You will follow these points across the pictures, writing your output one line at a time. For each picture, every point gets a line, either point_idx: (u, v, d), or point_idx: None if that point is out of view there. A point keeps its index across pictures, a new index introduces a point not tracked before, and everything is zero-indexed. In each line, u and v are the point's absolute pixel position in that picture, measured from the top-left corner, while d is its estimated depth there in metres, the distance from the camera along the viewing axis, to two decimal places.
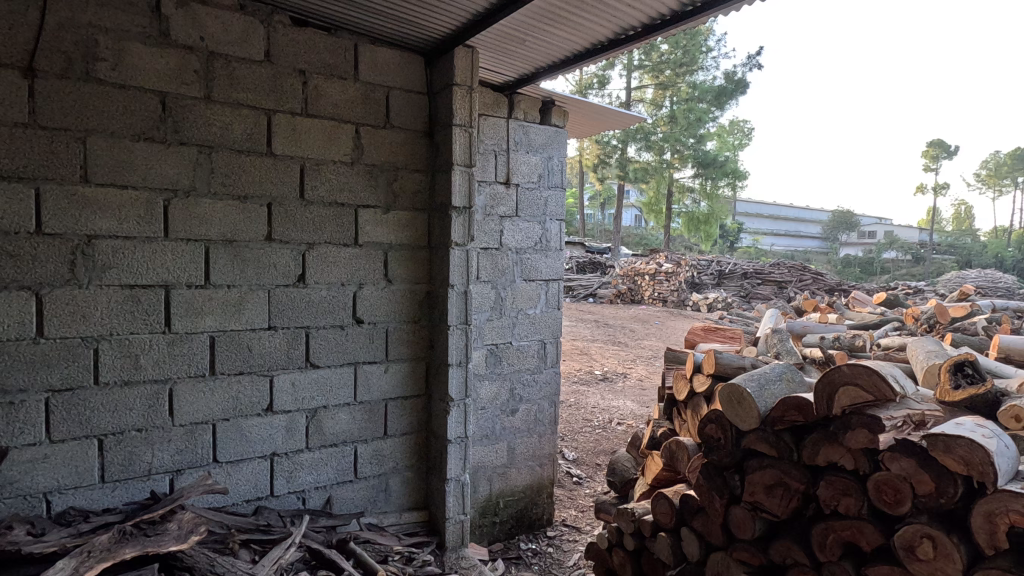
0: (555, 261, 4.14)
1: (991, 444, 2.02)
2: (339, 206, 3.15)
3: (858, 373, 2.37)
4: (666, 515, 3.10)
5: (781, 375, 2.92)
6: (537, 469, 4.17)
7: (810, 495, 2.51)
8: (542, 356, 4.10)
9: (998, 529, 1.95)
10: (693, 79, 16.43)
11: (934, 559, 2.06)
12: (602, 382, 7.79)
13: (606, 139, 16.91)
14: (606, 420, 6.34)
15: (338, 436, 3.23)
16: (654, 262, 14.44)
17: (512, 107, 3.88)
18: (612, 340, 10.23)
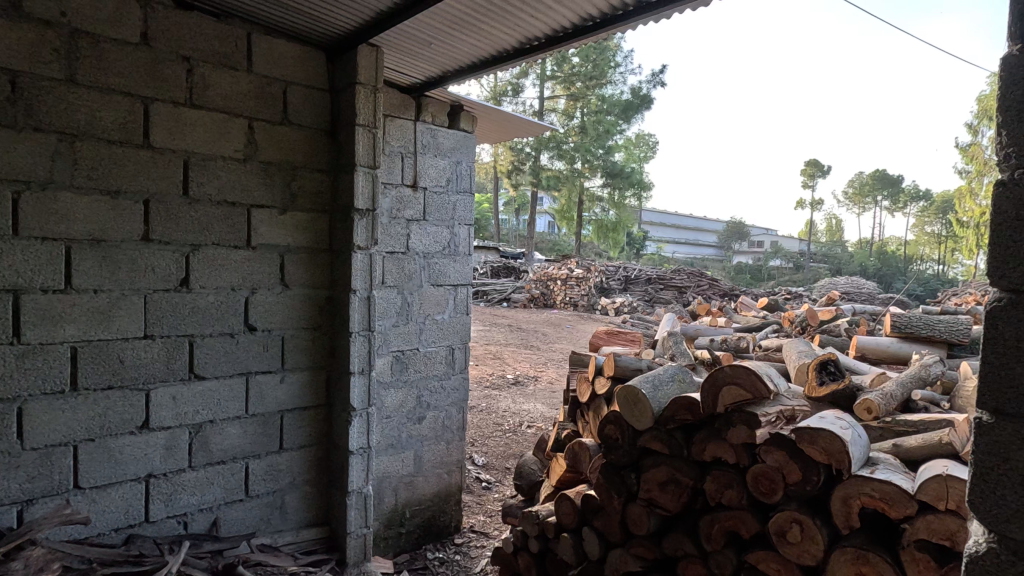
0: (463, 266, 4.12)
1: (847, 434, 2.25)
2: (230, 206, 2.93)
3: (739, 374, 2.57)
4: (569, 516, 3.18)
5: (673, 376, 3.09)
6: (445, 476, 4.11)
7: (698, 489, 2.67)
8: (450, 362, 4.07)
9: (852, 510, 2.18)
10: (602, 92, 17.14)
11: (800, 541, 2.26)
12: (513, 386, 7.87)
13: (520, 146, 17.20)
14: (517, 423, 6.40)
15: (225, 453, 2.99)
16: (565, 268, 14.83)
17: (419, 109, 3.82)
18: (524, 344, 10.37)
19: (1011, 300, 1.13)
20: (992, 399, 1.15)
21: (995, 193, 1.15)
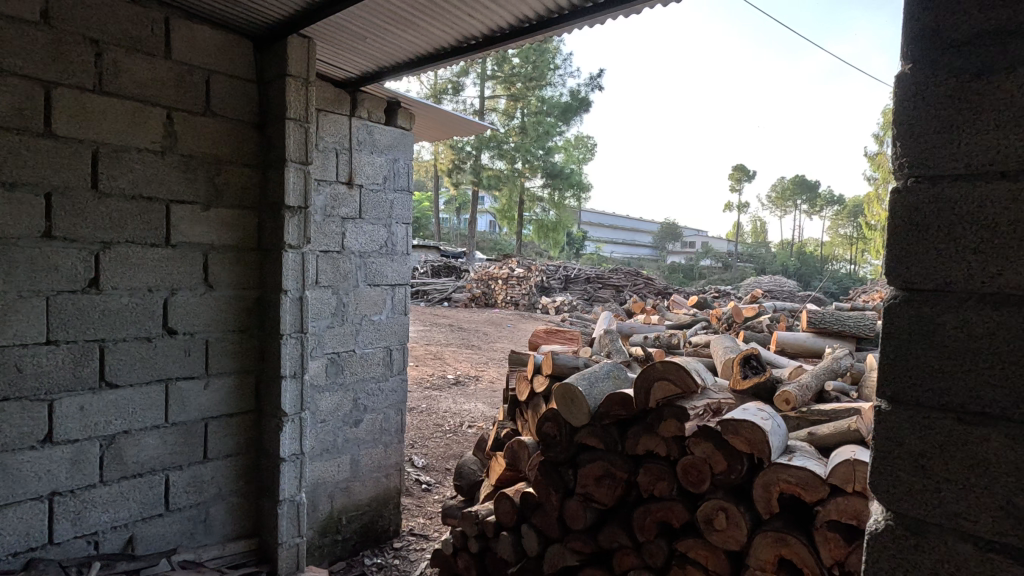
0: (401, 265, 4.05)
1: (767, 425, 2.39)
2: (146, 201, 2.74)
3: (669, 370, 2.67)
4: (507, 514, 3.19)
5: (609, 373, 3.17)
6: (383, 480, 4.03)
7: (632, 482, 2.76)
8: (388, 363, 3.99)
9: (772, 496, 2.31)
10: (541, 93, 17.33)
11: (726, 528, 2.37)
12: (453, 386, 7.82)
13: (461, 144, 17.12)
14: (457, 423, 6.36)
15: (141, 465, 2.79)
16: (506, 267, 14.89)
17: (354, 105, 3.72)
18: (465, 344, 10.34)
19: (905, 297, 1.23)
20: (889, 387, 1.25)
21: (892, 198, 1.25)
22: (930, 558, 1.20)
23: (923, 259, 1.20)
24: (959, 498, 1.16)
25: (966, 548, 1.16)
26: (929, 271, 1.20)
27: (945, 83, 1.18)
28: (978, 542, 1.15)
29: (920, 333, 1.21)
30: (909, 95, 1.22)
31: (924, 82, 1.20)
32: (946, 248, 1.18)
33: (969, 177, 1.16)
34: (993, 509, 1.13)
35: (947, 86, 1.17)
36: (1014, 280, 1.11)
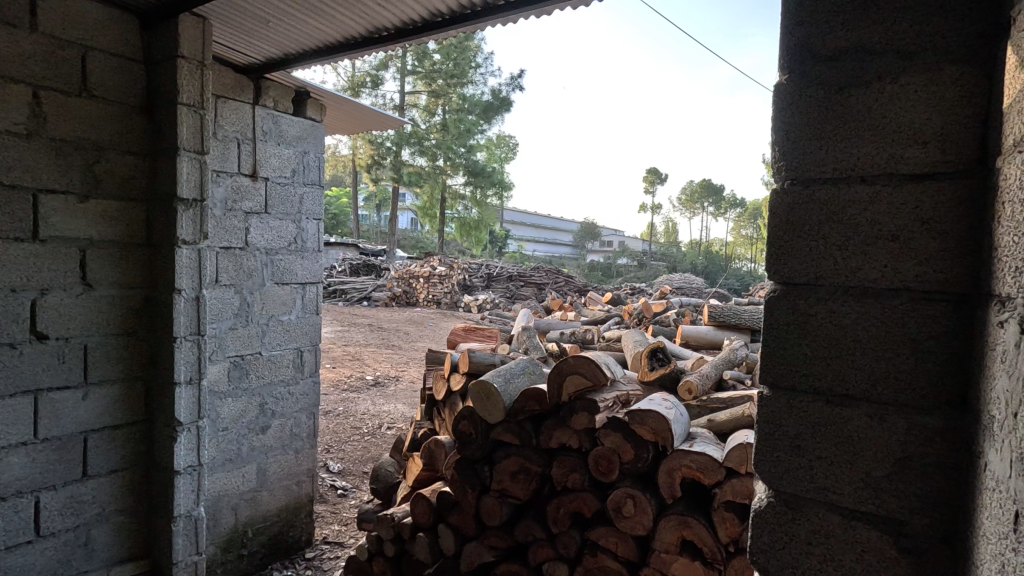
0: (312, 263, 3.87)
1: (670, 414, 2.51)
2: (8, 190, 2.44)
3: (581, 364, 2.75)
4: (424, 515, 3.15)
5: (524, 369, 3.20)
6: (294, 488, 3.84)
7: (546, 475, 2.81)
8: (298, 365, 3.80)
9: (675, 481, 2.44)
10: (463, 91, 17.26)
11: (633, 514, 2.47)
12: (373, 387, 7.61)
13: (380, 140, 16.70)
14: (376, 425, 6.19)
15: (5, 488, 2.48)
16: (428, 265, 14.68)
17: (258, 92, 3.50)
18: (385, 344, 10.09)
19: (783, 291, 1.33)
20: (769, 374, 1.35)
21: (773, 200, 1.35)
22: (805, 530, 1.30)
23: (798, 256, 1.31)
24: (829, 473, 1.27)
25: (834, 518, 1.27)
26: (803, 267, 1.30)
27: (815, 94, 1.28)
28: (843, 512, 1.27)
29: (795, 324, 1.31)
30: (786, 104, 1.32)
31: (797, 93, 1.30)
32: (817, 246, 1.29)
33: (836, 181, 1.27)
34: (855, 482, 1.25)
35: (817, 98, 1.28)
36: (872, 275, 1.23)
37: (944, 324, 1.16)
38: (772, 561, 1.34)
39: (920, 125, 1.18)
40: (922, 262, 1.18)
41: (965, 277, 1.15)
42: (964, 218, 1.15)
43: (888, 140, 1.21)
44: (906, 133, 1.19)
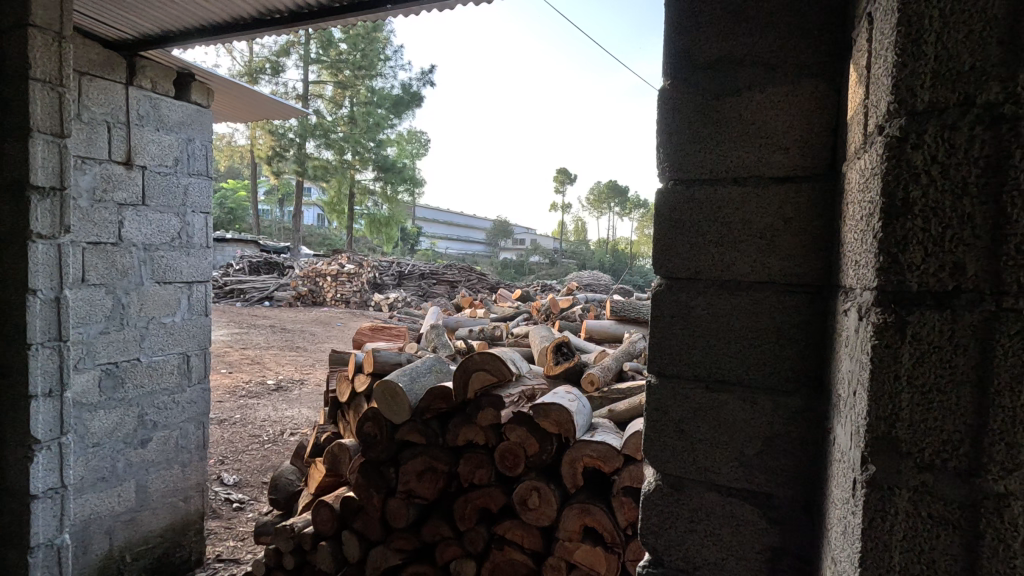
0: (199, 260, 3.56)
1: (573, 406, 2.59)
2: None
3: (486, 360, 2.76)
4: (326, 522, 3.03)
5: (431, 367, 3.16)
6: (180, 505, 3.53)
7: (452, 473, 2.80)
8: (185, 372, 3.49)
9: (577, 470, 2.51)
10: (371, 84, 16.78)
11: (538, 506, 2.52)
12: (275, 392, 7.18)
13: (281, 130, 15.81)
14: (277, 432, 5.85)
15: None
16: (336, 263, 14.11)
17: (132, 71, 3.15)
18: (289, 346, 9.57)
19: (667, 284, 1.41)
20: (656, 364, 1.42)
21: (659, 199, 1.42)
22: (689, 509, 1.39)
23: (681, 252, 1.39)
24: (709, 455, 1.37)
25: (714, 496, 1.37)
26: (685, 262, 1.38)
27: (694, 100, 1.37)
28: (722, 490, 1.36)
29: (679, 315, 1.40)
30: (669, 108, 1.39)
31: (678, 98, 1.38)
32: (696, 242, 1.37)
33: (712, 182, 1.36)
34: (731, 460, 1.35)
35: (696, 103, 1.36)
36: (744, 269, 1.33)
37: (804, 313, 1.29)
38: (660, 540, 1.42)
39: (783, 132, 1.29)
40: (784, 258, 1.30)
41: (819, 270, 1.27)
42: (818, 217, 1.27)
43: (757, 145, 1.32)
44: (772, 139, 1.30)
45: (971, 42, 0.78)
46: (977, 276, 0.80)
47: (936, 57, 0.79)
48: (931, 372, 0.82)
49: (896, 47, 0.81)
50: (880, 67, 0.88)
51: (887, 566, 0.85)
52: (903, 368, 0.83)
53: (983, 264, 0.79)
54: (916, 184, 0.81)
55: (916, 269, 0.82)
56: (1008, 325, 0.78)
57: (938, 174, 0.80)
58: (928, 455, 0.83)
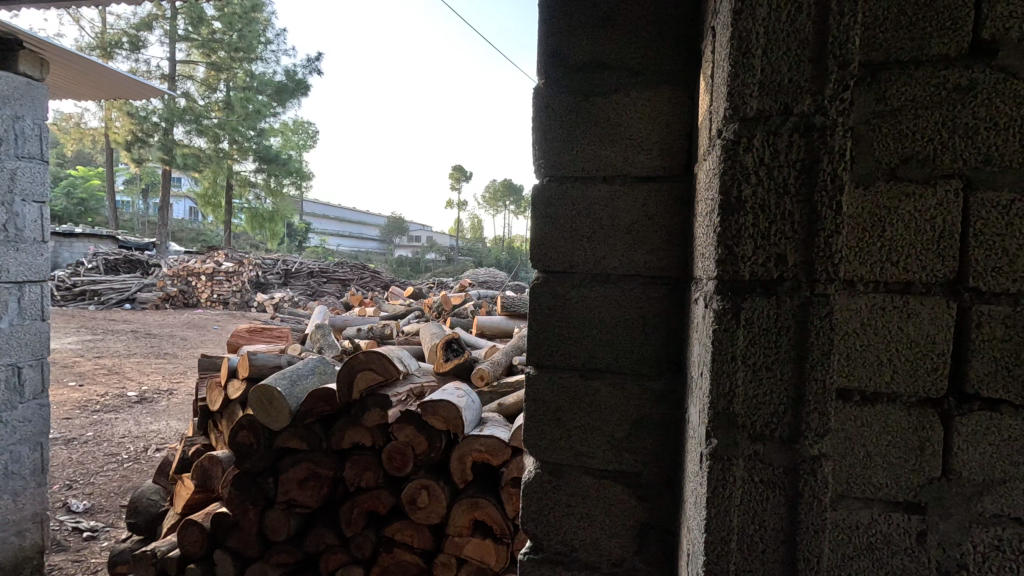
0: (33, 257, 3.08)
1: (462, 401, 2.58)
2: None
3: (372, 359, 2.68)
4: (195, 543, 2.77)
5: (313, 369, 3.01)
6: (12, 540, 3.05)
7: (337, 478, 2.68)
8: (16, 386, 3.02)
9: (466, 464, 2.50)
10: (250, 67, 15.53)
11: (427, 504, 2.49)
12: (137, 404, 6.43)
13: (143, 112, 14.16)
14: (140, 449, 5.24)
15: None
16: (211, 261, 12.93)
17: None
18: (155, 352, 8.61)
19: (543, 278, 1.45)
20: (535, 356, 1.46)
21: (534, 195, 1.46)
22: (565, 494, 1.45)
23: (555, 246, 1.44)
24: (584, 440, 1.43)
25: (588, 479, 1.44)
26: (559, 256, 1.43)
27: (566, 100, 1.42)
28: (596, 473, 1.43)
29: (554, 308, 1.44)
30: (544, 106, 1.43)
31: (552, 97, 1.42)
32: (570, 238, 1.43)
33: (583, 179, 1.42)
34: (604, 444, 1.42)
35: (568, 104, 1.42)
36: (612, 263, 1.41)
37: (665, 303, 1.39)
38: (540, 526, 1.46)
39: (646, 134, 1.38)
40: (648, 252, 1.39)
41: (678, 263, 1.38)
42: (676, 215, 1.37)
43: (622, 146, 1.40)
44: (636, 140, 1.39)
45: (789, 59, 0.88)
46: (795, 266, 0.90)
47: (762, 71, 0.89)
48: (760, 351, 0.92)
49: (730, 60, 0.90)
50: (719, 77, 0.96)
51: (727, 529, 0.95)
52: (738, 349, 0.93)
53: (799, 255, 0.90)
54: (747, 184, 0.91)
55: (747, 261, 0.92)
56: (819, 308, 0.89)
57: (764, 175, 0.90)
58: (759, 427, 0.93)
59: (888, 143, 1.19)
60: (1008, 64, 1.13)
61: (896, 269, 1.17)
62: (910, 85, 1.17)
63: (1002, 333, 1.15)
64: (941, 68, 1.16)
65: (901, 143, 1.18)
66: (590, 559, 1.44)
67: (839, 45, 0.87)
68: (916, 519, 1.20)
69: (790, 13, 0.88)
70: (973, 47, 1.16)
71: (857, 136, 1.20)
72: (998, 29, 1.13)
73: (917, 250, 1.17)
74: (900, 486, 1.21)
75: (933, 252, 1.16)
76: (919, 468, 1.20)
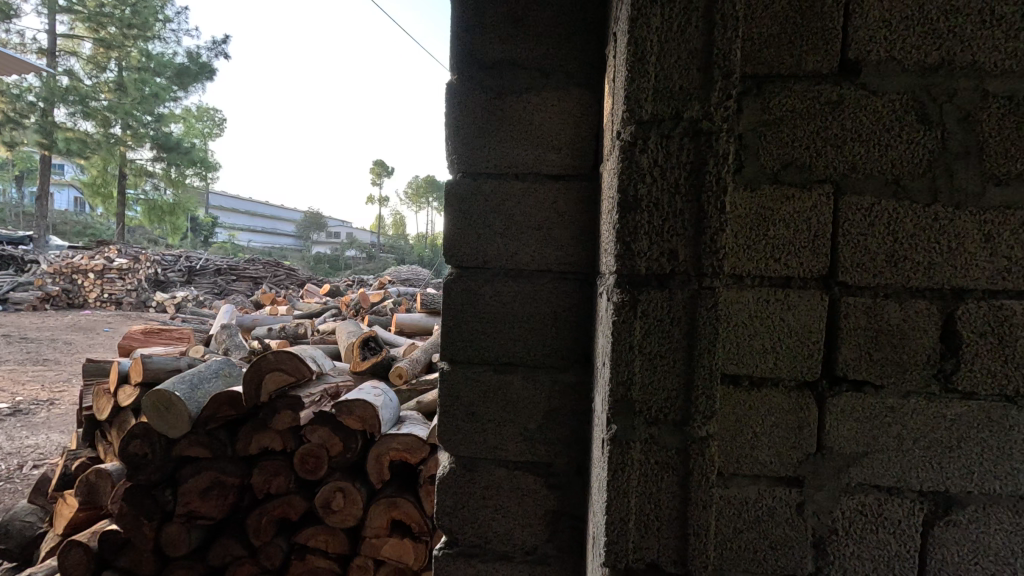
0: None
1: (379, 400, 2.51)
2: None
3: (282, 360, 2.56)
4: (80, 565, 2.53)
5: (217, 372, 2.83)
6: None
7: (245, 486, 2.55)
8: None
9: (383, 464, 2.44)
10: (146, 46, 14.18)
11: (343, 507, 2.42)
12: (9, 418, 5.72)
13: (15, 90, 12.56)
14: (12, 467, 4.67)
15: None
16: (100, 257, 11.73)
17: None
18: (31, 359, 7.69)
19: (457, 273, 1.46)
20: (449, 351, 1.46)
21: (448, 190, 1.45)
22: (480, 487, 1.46)
23: (469, 242, 1.44)
24: (497, 433, 1.46)
25: (502, 471, 1.46)
26: (473, 252, 1.44)
27: (479, 96, 1.43)
28: (509, 464, 1.46)
29: (468, 303, 1.45)
30: (457, 102, 1.43)
31: (465, 93, 1.43)
32: (484, 233, 1.44)
33: (496, 176, 1.44)
34: (517, 436, 1.45)
35: (481, 100, 1.43)
36: (525, 259, 1.44)
37: (575, 297, 1.43)
38: (454, 521, 1.47)
39: (556, 133, 1.42)
40: (558, 248, 1.43)
41: (587, 258, 1.43)
42: (585, 212, 1.42)
43: (533, 144, 1.43)
44: (546, 139, 1.42)
45: (680, 68, 0.95)
46: (686, 261, 0.97)
47: (655, 77, 0.95)
48: (655, 341, 0.98)
49: (627, 65, 0.95)
50: (619, 81, 1.02)
51: (626, 510, 1.01)
52: (635, 339, 0.99)
53: (690, 250, 0.97)
54: (643, 183, 0.96)
55: (644, 255, 0.98)
56: (706, 300, 0.96)
57: (658, 175, 0.96)
58: (655, 412, 0.99)
59: (771, 149, 1.30)
60: (869, 83, 1.27)
61: (777, 264, 1.29)
62: (789, 97, 1.29)
63: (866, 322, 1.30)
64: (816, 83, 1.29)
65: (783, 149, 1.30)
66: (504, 549, 1.47)
67: (723, 56, 0.94)
68: (796, 491, 1.33)
69: (679, 24, 0.94)
70: (842, 65, 1.29)
71: (745, 142, 1.30)
72: (862, 51, 1.27)
73: (795, 248, 1.29)
74: (782, 462, 1.33)
75: (809, 250, 1.29)
76: (798, 445, 1.33)
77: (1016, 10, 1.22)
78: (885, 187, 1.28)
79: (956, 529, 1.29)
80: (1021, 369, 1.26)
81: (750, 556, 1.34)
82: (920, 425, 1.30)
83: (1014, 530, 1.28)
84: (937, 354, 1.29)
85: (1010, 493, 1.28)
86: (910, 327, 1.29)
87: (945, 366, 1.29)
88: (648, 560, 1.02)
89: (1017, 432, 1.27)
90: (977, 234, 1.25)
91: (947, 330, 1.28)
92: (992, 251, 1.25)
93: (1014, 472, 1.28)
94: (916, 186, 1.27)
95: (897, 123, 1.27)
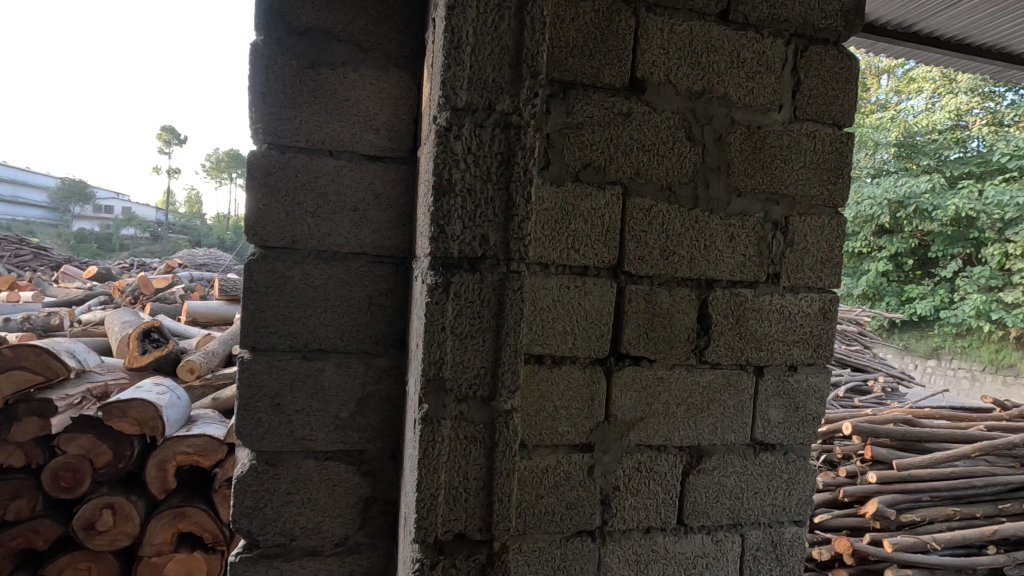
0: None
1: (162, 399, 2.14)
2: None
3: (24, 356, 2.13)
4: None
5: None
6: None
7: None
8: None
9: (168, 473, 2.12)
10: None
11: (112, 526, 2.05)
12: None
13: None
14: None
15: None
16: None
17: None
18: None
19: (261, 253, 1.34)
20: (250, 338, 1.34)
21: (249, 161, 1.32)
22: (285, 482, 1.37)
23: (275, 219, 1.34)
24: (306, 423, 1.38)
25: (310, 463, 1.39)
26: (280, 230, 1.34)
27: (289, 64, 1.32)
28: (319, 455, 1.40)
29: (273, 286, 1.34)
30: (262, 66, 1.31)
31: (272, 57, 1.31)
32: (292, 211, 1.35)
33: (307, 150, 1.35)
34: (328, 425, 1.39)
35: (291, 68, 1.32)
36: (339, 241, 1.38)
37: (392, 282, 1.41)
38: (254, 521, 1.36)
39: (373, 114, 1.39)
40: (375, 231, 1.40)
41: (403, 242, 1.42)
42: (402, 196, 1.41)
43: (349, 122, 1.37)
44: (362, 118, 1.38)
45: (492, 61, 1.00)
46: (496, 246, 1.03)
47: (470, 67, 0.99)
48: (466, 322, 1.03)
49: (443, 52, 0.98)
50: (435, 66, 1.03)
51: (436, 484, 1.05)
52: (447, 320, 1.02)
53: (499, 236, 1.03)
54: (457, 169, 1.00)
55: (456, 239, 1.01)
56: (514, 284, 1.03)
57: (470, 163, 1.00)
58: (465, 389, 1.04)
59: (574, 150, 1.44)
60: (651, 100, 1.48)
61: (575, 254, 1.44)
62: (589, 104, 1.44)
63: (644, 306, 1.51)
64: (610, 95, 1.45)
65: (583, 152, 1.45)
66: (310, 544, 1.40)
67: (532, 56, 1.01)
68: (587, 456, 1.50)
69: (493, 20, 0.99)
70: (632, 82, 1.48)
71: (551, 140, 1.42)
72: (646, 72, 1.47)
73: (591, 240, 1.45)
74: (577, 431, 1.49)
75: (601, 242, 1.46)
76: (590, 415, 1.50)
77: (754, 58, 1.53)
78: (660, 192, 1.51)
79: (705, 475, 1.58)
80: (750, 343, 1.59)
81: (548, 518, 1.47)
82: (682, 393, 1.56)
83: (743, 471, 1.61)
84: (695, 333, 1.56)
85: (741, 442, 1.61)
86: (676, 310, 1.54)
87: (700, 342, 1.56)
88: (456, 531, 1.06)
89: (747, 393, 1.60)
90: (723, 236, 1.55)
91: (702, 312, 1.56)
92: (733, 248, 1.55)
93: (743, 426, 1.61)
94: (683, 193, 1.52)
95: (671, 138, 1.50)
